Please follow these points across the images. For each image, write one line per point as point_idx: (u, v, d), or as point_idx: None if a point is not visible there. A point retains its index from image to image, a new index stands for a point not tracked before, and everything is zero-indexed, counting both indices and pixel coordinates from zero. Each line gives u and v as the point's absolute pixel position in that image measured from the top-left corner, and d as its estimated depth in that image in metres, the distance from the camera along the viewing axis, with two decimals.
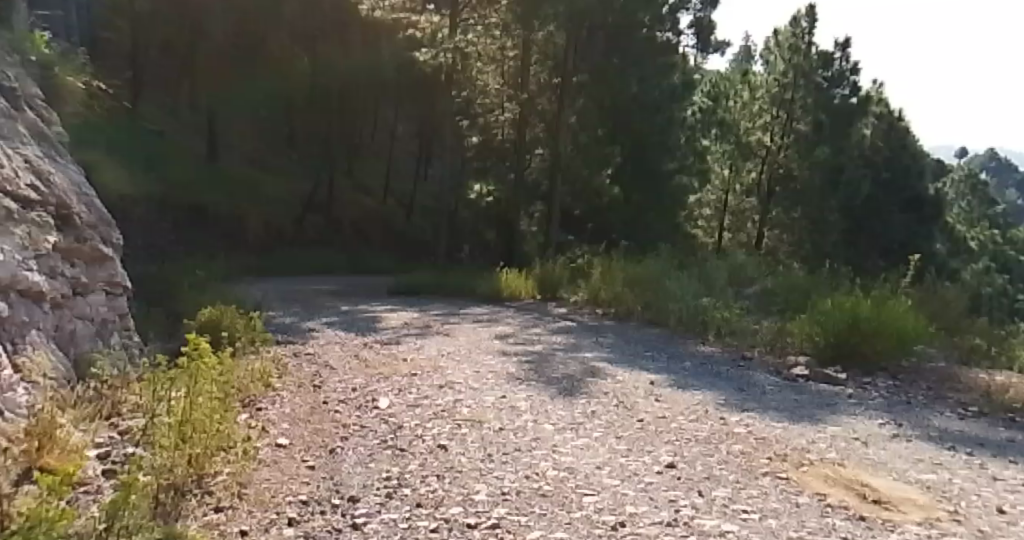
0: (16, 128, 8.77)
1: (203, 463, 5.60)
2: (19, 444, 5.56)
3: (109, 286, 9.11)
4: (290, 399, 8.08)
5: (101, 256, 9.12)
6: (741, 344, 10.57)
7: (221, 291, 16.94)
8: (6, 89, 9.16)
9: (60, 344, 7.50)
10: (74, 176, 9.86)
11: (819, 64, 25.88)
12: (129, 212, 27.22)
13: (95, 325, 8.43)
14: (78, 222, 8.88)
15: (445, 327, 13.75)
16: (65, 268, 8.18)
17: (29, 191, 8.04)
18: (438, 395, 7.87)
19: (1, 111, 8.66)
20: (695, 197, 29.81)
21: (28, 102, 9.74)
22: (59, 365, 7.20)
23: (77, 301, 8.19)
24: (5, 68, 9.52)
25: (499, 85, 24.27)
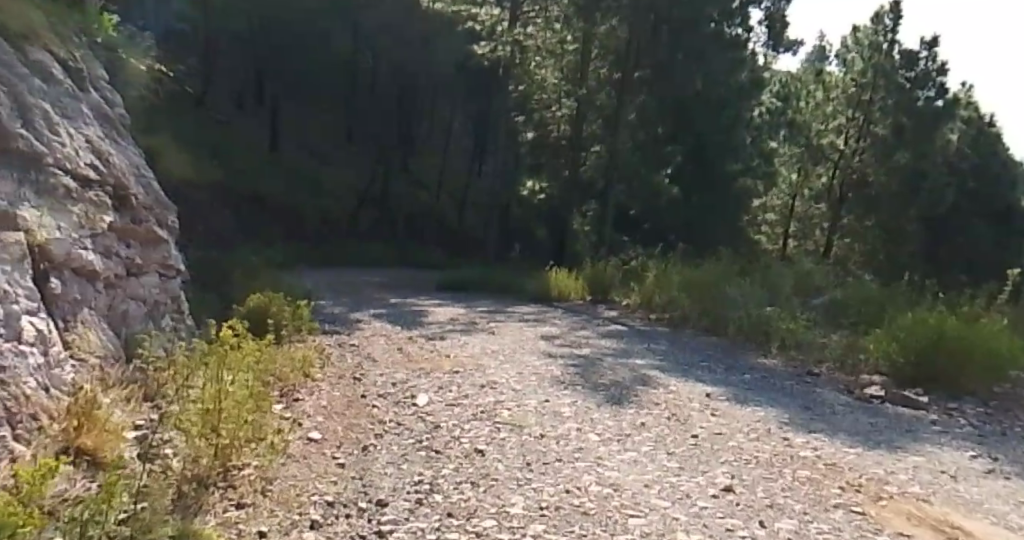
0: (81, 109, 8.49)
1: (231, 455, 5.25)
2: (56, 422, 5.27)
3: (162, 269, 8.91)
4: (329, 391, 7.76)
5: (155, 238, 8.91)
6: (807, 359, 9.91)
7: (272, 277, 16.83)
8: (71, 69, 8.92)
9: (112, 323, 7.26)
10: (134, 158, 9.65)
11: (902, 62, 24.59)
12: (193, 198, 27.54)
13: (147, 306, 8.21)
14: (134, 203, 8.63)
15: (491, 324, 13.36)
16: (120, 248, 7.96)
17: (90, 169, 7.77)
18: (479, 395, 7.46)
19: (67, 90, 8.39)
20: (759, 201, 28.86)
21: (94, 86, 9.50)
22: (108, 343, 6.95)
23: (131, 281, 7.98)
24: (74, 48, 9.33)
25: (557, 80, 23.95)
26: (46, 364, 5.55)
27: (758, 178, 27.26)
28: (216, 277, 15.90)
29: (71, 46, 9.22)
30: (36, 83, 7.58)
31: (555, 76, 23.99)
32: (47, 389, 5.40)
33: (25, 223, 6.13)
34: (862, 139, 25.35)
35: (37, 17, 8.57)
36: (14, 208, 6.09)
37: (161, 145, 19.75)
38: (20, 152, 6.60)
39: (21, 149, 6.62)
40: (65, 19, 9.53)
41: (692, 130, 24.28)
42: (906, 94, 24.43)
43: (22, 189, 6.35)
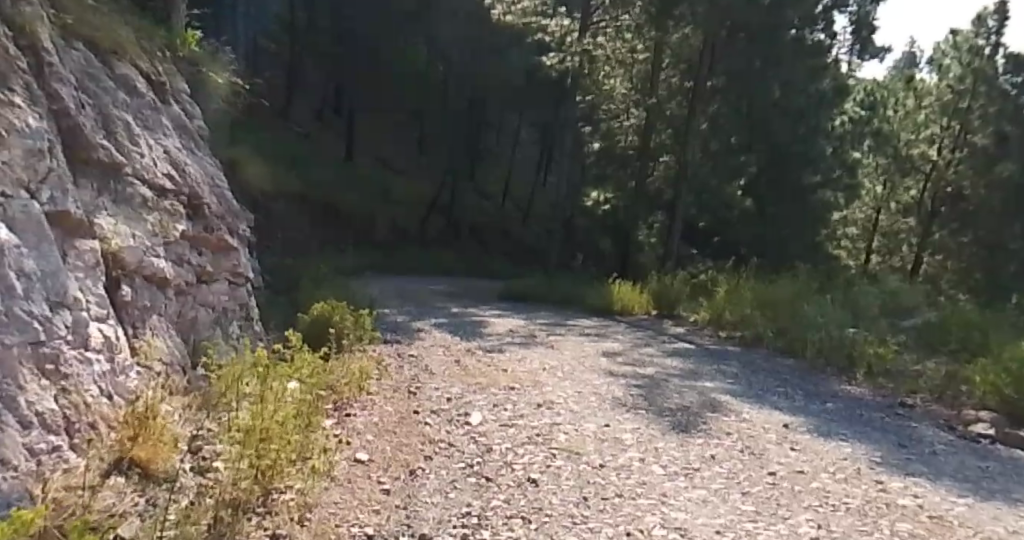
0: (162, 120, 7.97)
1: (277, 474, 4.37)
2: (112, 432, 4.56)
3: (232, 277, 8.49)
4: (380, 405, 6.85)
5: (226, 246, 8.46)
6: (898, 387, 9.07)
7: (337, 284, 16.62)
8: (152, 79, 8.29)
9: (181, 331, 6.85)
10: (211, 169, 9.06)
11: (1007, 66, 24.08)
12: (270, 205, 27.77)
13: (216, 314, 7.81)
14: (208, 213, 8.17)
15: (552, 338, 12.78)
16: (192, 256, 7.56)
17: (165, 180, 7.30)
18: (535, 416, 6.87)
19: (147, 100, 7.80)
20: (839, 214, 27.67)
21: (175, 97, 8.89)
22: (176, 350, 6.43)
23: (201, 289, 7.59)
24: (156, 60, 8.68)
25: (626, 90, 23.45)
26: (112, 371, 5.00)
27: (839, 190, 26.05)
28: (284, 285, 15.80)
29: (155, 55, 8.70)
30: (121, 95, 7.14)
31: (624, 86, 23.40)
32: (110, 397, 4.81)
33: (101, 231, 5.82)
34: (957, 149, 25.29)
35: (120, 25, 8.05)
36: (91, 216, 5.78)
37: (240, 153, 19.87)
38: (101, 163, 6.24)
39: (100, 159, 6.23)
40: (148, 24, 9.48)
41: (769, 140, 23.33)
42: (1009, 103, 23.75)
43: (100, 198, 6.06)
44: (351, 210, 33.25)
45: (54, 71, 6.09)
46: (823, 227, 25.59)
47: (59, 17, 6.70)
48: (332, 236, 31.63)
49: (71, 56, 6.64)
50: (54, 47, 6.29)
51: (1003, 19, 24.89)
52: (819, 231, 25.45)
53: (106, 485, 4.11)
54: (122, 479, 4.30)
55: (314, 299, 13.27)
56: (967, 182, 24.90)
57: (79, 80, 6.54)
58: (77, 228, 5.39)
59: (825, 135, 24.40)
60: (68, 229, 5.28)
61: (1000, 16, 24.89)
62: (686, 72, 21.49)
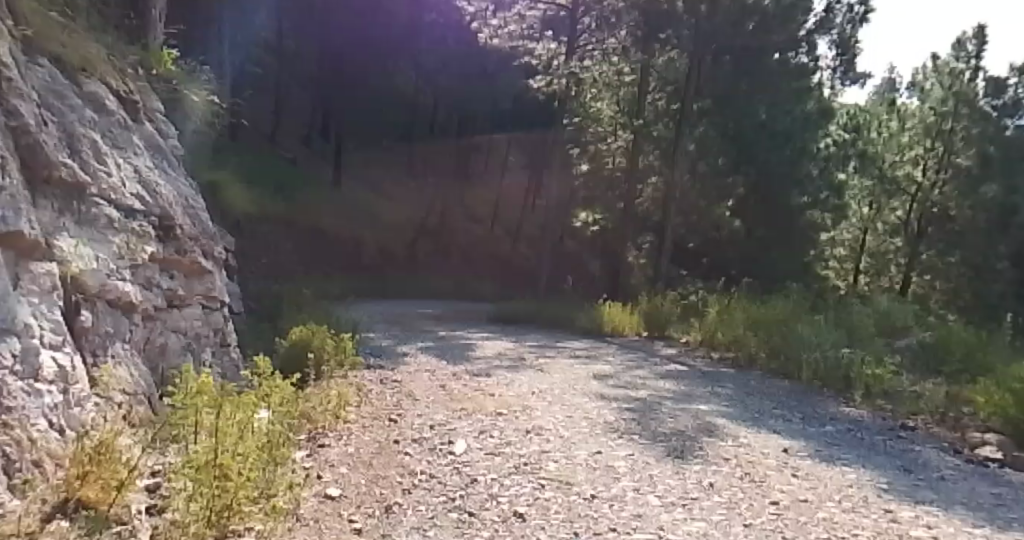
0: (132, 139, 7.64)
1: (236, 516, 3.99)
2: (60, 471, 4.20)
3: (205, 301, 8.16)
4: (358, 435, 6.48)
5: (200, 269, 8.12)
6: (897, 408, 8.76)
7: (321, 308, 16.22)
8: (122, 95, 7.97)
9: (148, 359, 6.50)
10: (185, 190, 8.74)
11: (988, 90, 24.13)
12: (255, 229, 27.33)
13: (188, 340, 7.47)
14: (181, 234, 7.82)
15: (541, 361, 12.45)
16: (161, 279, 7.22)
17: (133, 201, 6.95)
18: (522, 443, 6.54)
19: (116, 117, 7.48)
20: (829, 234, 27.55)
21: (148, 116, 8.57)
22: (141, 379, 6.07)
23: (171, 314, 7.25)
24: (126, 76, 8.38)
25: (614, 111, 23.34)
26: (66, 403, 4.64)
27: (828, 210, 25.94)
28: (266, 311, 15.41)
29: (127, 72, 8.41)
30: (88, 113, 6.83)
31: (611, 108, 23.26)
32: (62, 430, 4.46)
33: (60, 253, 5.46)
34: (942, 170, 25.29)
35: (88, 41, 7.73)
36: (49, 237, 5.43)
37: (222, 176, 19.48)
38: (62, 182, 5.89)
39: (63, 179, 5.89)
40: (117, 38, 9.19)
41: (756, 161, 23.29)
42: (992, 124, 24.05)
43: (62, 218, 5.71)
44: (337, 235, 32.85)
45: (14, 85, 5.73)
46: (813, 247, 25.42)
47: (22, 30, 6.33)
48: (318, 261, 31.17)
49: (35, 72, 6.31)
50: (16, 60, 5.93)
51: (983, 43, 25.08)
52: (809, 252, 25.35)
53: (48, 530, 3.70)
54: (67, 521, 3.93)
55: (295, 323, 12.89)
56: (953, 203, 25.19)
57: (41, 97, 6.20)
58: (33, 249, 5.01)
59: (812, 155, 24.36)
60: (22, 251, 4.90)
61: (979, 40, 25.07)
62: (672, 93, 21.43)
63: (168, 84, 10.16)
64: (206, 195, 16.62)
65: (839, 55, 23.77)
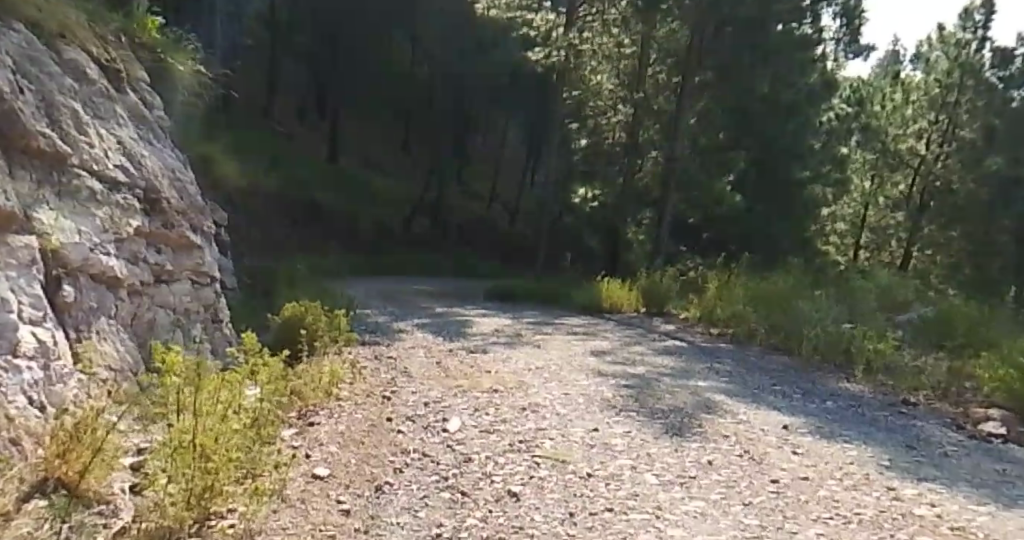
0: (116, 110, 7.49)
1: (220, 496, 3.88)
2: (40, 449, 4.08)
3: (195, 276, 8.06)
4: (349, 412, 6.36)
5: (189, 244, 8.00)
6: (898, 384, 8.63)
7: (317, 284, 16.08)
8: (108, 66, 7.88)
9: (135, 334, 6.40)
10: (173, 162, 8.64)
11: (994, 61, 23.89)
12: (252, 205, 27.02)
13: (177, 316, 7.37)
14: (168, 208, 7.69)
15: (539, 337, 12.34)
16: (148, 254, 7.10)
17: (117, 172, 6.81)
18: (518, 421, 6.43)
19: (99, 86, 7.34)
20: (829, 209, 27.36)
21: (132, 87, 8.42)
22: (127, 355, 5.95)
23: (159, 290, 7.16)
24: (111, 44, 8.27)
25: (614, 85, 23.67)
26: (47, 380, 4.51)
27: (829, 185, 25.72)
28: (261, 287, 15.26)
29: (110, 42, 8.25)
30: (68, 81, 6.67)
31: (611, 81, 23.59)
32: (43, 408, 4.33)
33: (40, 226, 5.32)
34: (945, 143, 25.27)
35: (70, 8, 7.57)
36: (28, 209, 5.28)
37: (215, 150, 19.19)
38: (41, 153, 5.74)
39: (42, 150, 5.73)
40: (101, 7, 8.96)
41: (757, 136, 23.06)
42: (997, 95, 23.73)
43: (40, 189, 5.55)
44: (334, 210, 32.57)
45: None
46: (813, 223, 25.23)
47: None
48: (316, 237, 30.88)
49: (11, 38, 6.13)
50: None
51: (990, 12, 24.69)
52: (808, 227, 25.21)
53: (25, 511, 3.59)
54: (45, 500, 3.81)
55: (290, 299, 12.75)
56: (955, 176, 24.90)
57: (17, 64, 6.03)
58: (10, 223, 4.87)
59: (813, 130, 24.13)
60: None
61: (987, 10, 24.71)
62: (673, 67, 21.21)
63: (151, 53, 10.12)
64: (199, 170, 16.36)
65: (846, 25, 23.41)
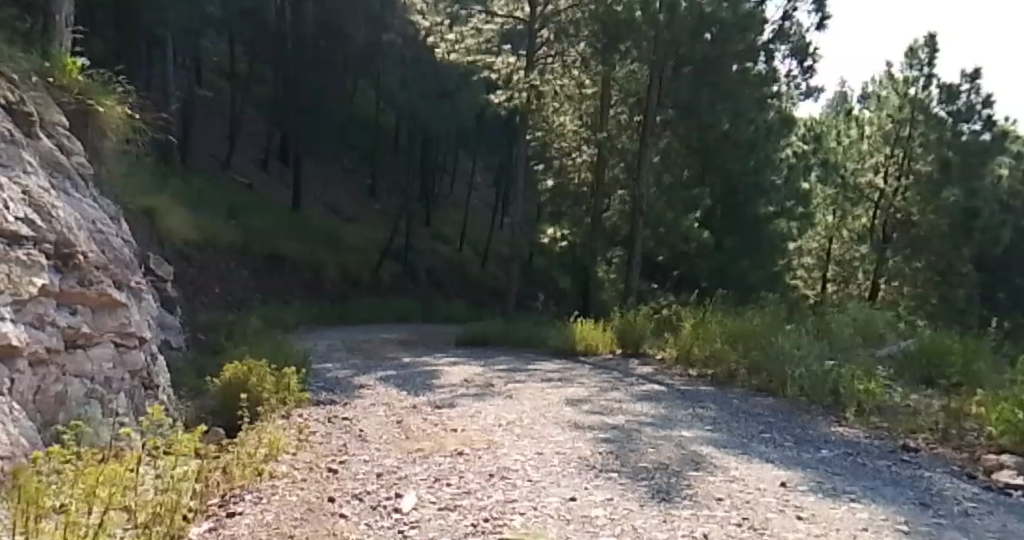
0: (22, 157, 7.46)
1: None
2: None
3: (119, 338, 7.67)
4: (283, 495, 5.56)
5: (110, 302, 7.64)
6: (895, 427, 7.99)
7: (271, 340, 15.15)
8: (18, 115, 8.01)
9: (37, 410, 6.02)
10: (90, 214, 8.57)
11: (942, 96, 24.51)
12: (211, 258, 25.87)
13: (95, 383, 6.99)
14: (85, 264, 7.37)
15: (509, 387, 11.56)
16: (59, 317, 6.73)
17: (19, 225, 6.58)
18: (485, 491, 5.69)
19: (2, 135, 7.31)
20: (797, 243, 27.14)
21: (47, 131, 8.73)
22: (23, 436, 5.46)
23: (72, 356, 6.79)
24: (22, 93, 8.41)
25: (576, 126, 22.66)
26: None
27: (796, 217, 25.52)
28: (210, 347, 14.34)
29: (20, 87, 8.50)
30: None
31: (574, 122, 22.62)
32: None
33: None
34: (903, 177, 25.44)
35: None
36: None
37: (161, 204, 18.30)
38: None
39: None
40: (14, 58, 8.82)
41: (721, 171, 22.79)
42: (949, 130, 24.30)
43: None
44: (298, 258, 31.59)
45: None
46: (781, 257, 24.92)
47: None
48: (280, 288, 29.72)
49: None
50: None
51: (934, 50, 24.94)
52: (777, 261, 24.78)
53: None
54: None
55: (237, 359, 11.83)
56: (916, 208, 25.11)
57: None
58: None
59: (775, 163, 24.03)
60: None
61: (932, 47, 24.86)
62: (635, 105, 20.99)
63: (73, 95, 10.17)
64: (144, 225, 15.49)
65: (799, 64, 22.04)
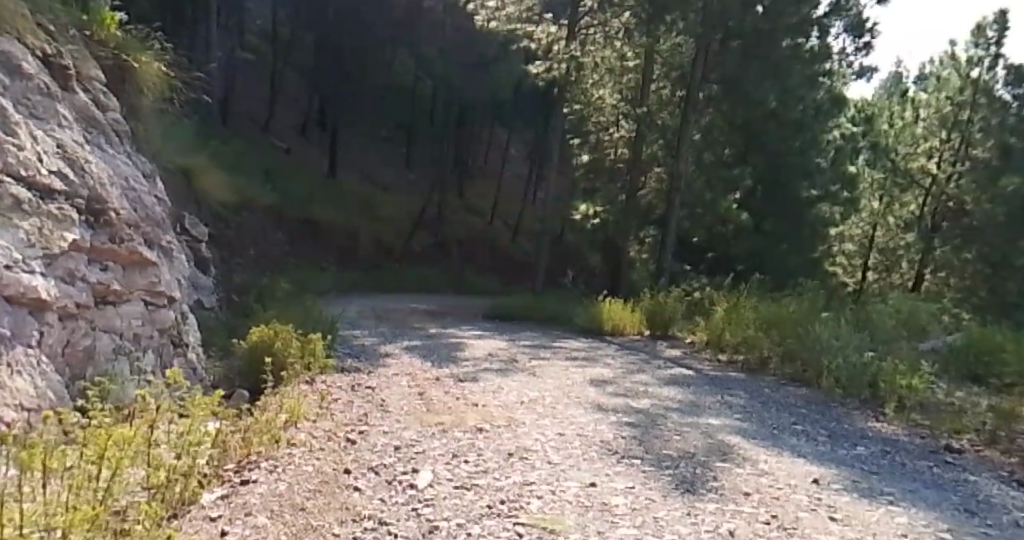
0: (58, 109, 7.32)
1: None
2: None
3: (149, 296, 7.56)
4: (300, 464, 5.40)
5: (141, 260, 7.53)
6: (937, 425, 7.65)
7: (299, 304, 15.08)
8: (54, 67, 7.90)
9: (65, 366, 5.92)
10: (124, 170, 8.46)
11: (1011, 78, 23.85)
12: (248, 220, 25.97)
13: (124, 340, 6.89)
14: (117, 220, 7.25)
15: (534, 364, 11.35)
16: (90, 272, 6.61)
17: (51, 179, 6.45)
18: (504, 471, 5.49)
19: (37, 87, 7.17)
20: (838, 230, 26.52)
21: (83, 86, 8.58)
22: (48, 391, 5.36)
23: (102, 312, 6.70)
24: (61, 45, 8.30)
25: (615, 101, 21.91)
26: None
27: (840, 203, 24.88)
28: (241, 309, 14.31)
29: (58, 39, 8.34)
30: None
31: (613, 96, 21.94)
32: None
33: None
34: (959, 162, 24.69)
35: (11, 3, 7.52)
36: None
37: (198, 164, 18.28)
38: None
39: None
40: (49, 7, 8.66)
41: (764, 152, 22.21)
42: (1012, 114, 23.47)
43: None
44: (332, 224, 31.66)
45: None
46: (821, 243, 24.32)
47: None
48: (312, 253, 29.76)
49: None
50: None
51: (1004, 28, 23.96)
52: (816, 247, 24.17)
53: None
54: None
55: (263, 322, 11.74)
56: (969, 197, 24.27)
57: None
58: None
59: (820, 146, 23.38)
60: None
61: (1001, 25, 23.91)
62: (677, 81, 20.47)
63: (110, 50, 10.00)
64: (181, 185, 15.48)
65: (853, 39, 21.27)
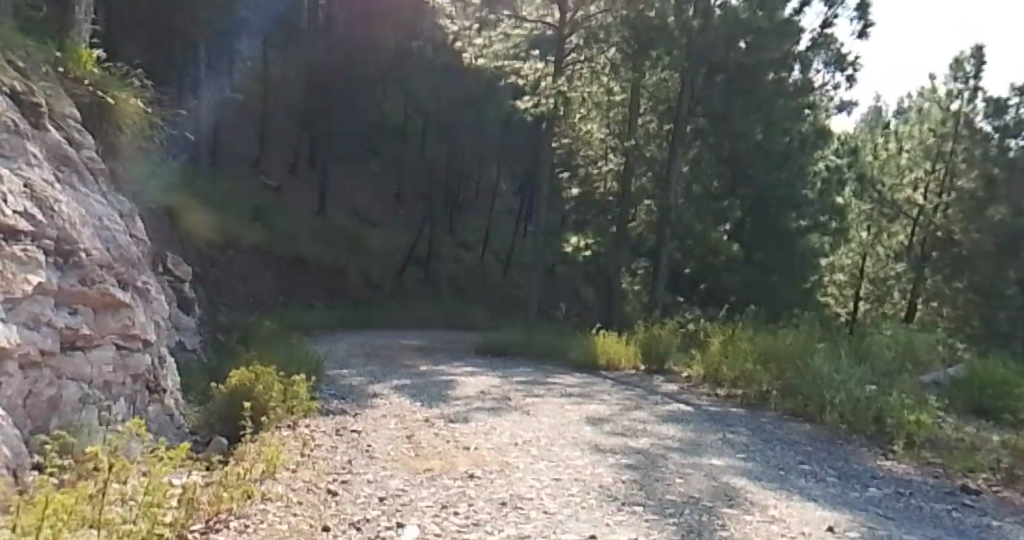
0: (25, 147, 6.98)
1: None
2: None
3: (122, 340, 7.21)
4: (273, 522, 4.99)
5: (115, 302, 7.18)
6: (949, 462, 7.35)
7: (284, 344, 14.66)
8: (23, 102, 7.60)
9: (25, 418, 5.53)
10: (97, 209, 8.14)
11: (989, 110, 23.86)
12: (235, 257, 25.62)
13: (93, 386, 6.53)
14: (87, 261, 6.92)
15: (529, 402, 10.99)
16: (57, 316, 6.25)
17: (16, 219, 6.07)
18: (497, 523, 5.11)
19: (3, 123, 6.83)
20: (829, 260, 26.40)
21: (56, 123, 8.30)
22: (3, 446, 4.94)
23: (70, 358, 6.33)
24: (31, 82, 8.01)
25: (604, 134, 22.12)
26: None
27: (831, 233, 24.78)
28: (225, 348, 13.91)
29: (29, 76, 8.08)
30: None
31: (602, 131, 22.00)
32: None
33: None
34: (944, 193, 24.83)
35: None
36: None
37: (182, 202, 17.97)
38: None
39: None
40: (21, 41, 8.39)
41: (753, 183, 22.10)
42: (993, 147, 23.55)
43: None
44: (322, 261, 31.34)
45: None
46: (813, 273, 24.14)
47: None
48: (301, 291, 29.37)
49: None
50: None
51: (980, 62, 24.12)
52: (808, 277, 24.00)
53: None
54: None
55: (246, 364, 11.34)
56: (956, 226, 24.39)
57: None
58: None
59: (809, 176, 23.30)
60: None
61: (978, 58, 24.09)
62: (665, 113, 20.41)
63: (86, 87, 9.70)
64: (164, 224, 15.15)
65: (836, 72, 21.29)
